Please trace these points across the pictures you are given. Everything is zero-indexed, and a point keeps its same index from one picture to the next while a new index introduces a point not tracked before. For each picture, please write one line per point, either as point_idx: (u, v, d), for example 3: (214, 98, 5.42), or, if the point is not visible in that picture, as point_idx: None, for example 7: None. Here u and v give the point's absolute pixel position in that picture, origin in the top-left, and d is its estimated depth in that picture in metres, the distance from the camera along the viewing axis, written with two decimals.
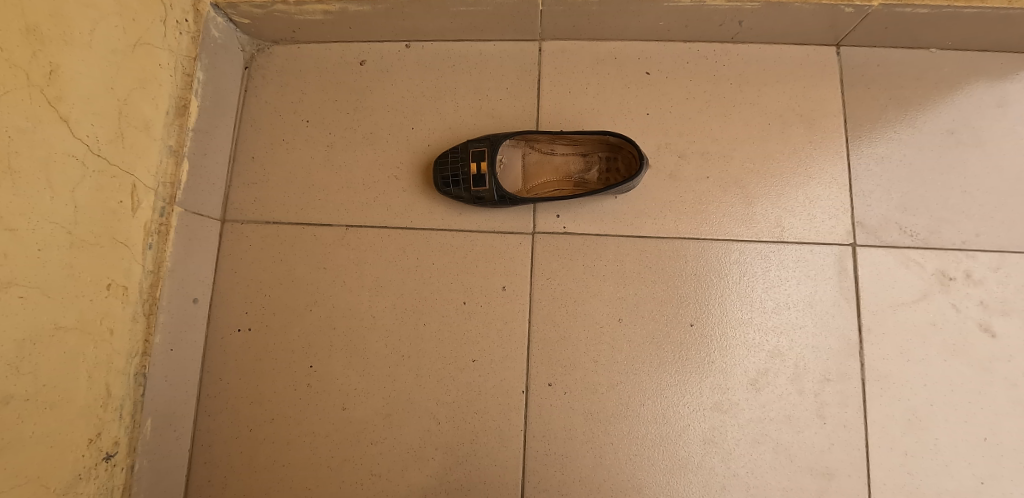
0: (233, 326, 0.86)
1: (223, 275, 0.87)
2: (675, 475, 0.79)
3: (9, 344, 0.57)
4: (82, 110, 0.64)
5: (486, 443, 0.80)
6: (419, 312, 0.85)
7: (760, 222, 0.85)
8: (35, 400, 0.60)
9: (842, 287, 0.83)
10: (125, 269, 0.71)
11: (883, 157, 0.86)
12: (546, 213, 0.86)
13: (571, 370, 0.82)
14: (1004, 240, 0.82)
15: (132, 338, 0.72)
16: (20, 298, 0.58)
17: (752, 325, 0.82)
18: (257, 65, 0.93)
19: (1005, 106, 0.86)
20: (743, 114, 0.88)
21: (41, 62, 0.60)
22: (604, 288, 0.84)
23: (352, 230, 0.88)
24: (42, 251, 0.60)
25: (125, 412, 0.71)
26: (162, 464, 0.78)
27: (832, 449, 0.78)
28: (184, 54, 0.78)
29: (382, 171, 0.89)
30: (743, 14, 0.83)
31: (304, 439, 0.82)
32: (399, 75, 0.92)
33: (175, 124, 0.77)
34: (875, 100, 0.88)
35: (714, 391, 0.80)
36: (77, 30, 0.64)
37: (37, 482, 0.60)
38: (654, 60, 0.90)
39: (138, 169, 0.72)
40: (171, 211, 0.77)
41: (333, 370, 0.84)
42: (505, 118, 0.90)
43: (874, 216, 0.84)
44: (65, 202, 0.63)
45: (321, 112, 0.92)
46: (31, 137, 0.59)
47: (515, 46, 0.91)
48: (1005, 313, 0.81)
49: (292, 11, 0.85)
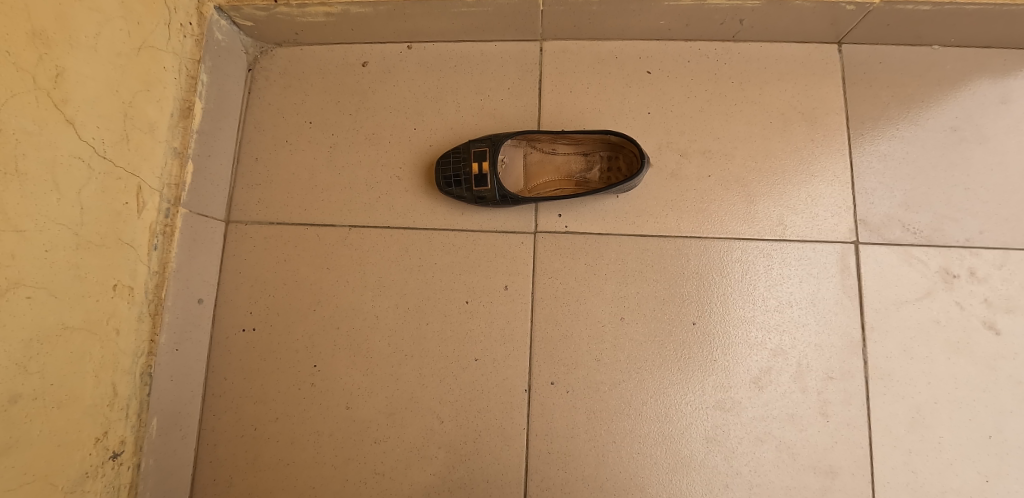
0: (237, 326, 0.86)
1: (227, 276, 0.88)
2: (678, 474, 0.79)
3: (16, 344, 0.57)
4: (88, 113, 0.65)
5: (489, 442, 0.81)
6: (421, 312, 0.85)
7: (762, 220, 0.85)
8: (43, 399, 0.60)
9: (844, 285, 0.82)
10: (131, 269, 0.71)
11: (885, 155, 0.86)
12: (548, 212, 0.86)
13: (572, 368, 0.82)
14: (1008, 238, 0.82)
15: (138, 338, 0.73)
16: (27, 298, 0.59)
17: (754, 323, 0.82)
18: (260, 67, 0.94)
19: (1009, 103, 0.86)
20: (745, 113, 0.88)
21: (47, 65, 0.60)
22: (606, 287, 0.84)
23: (355, 230, 0.88)
24: (49, 252, 0.61)
25: (131, 411, 0.72)
26: (168, 462, 0.79)
27: (836, 448, 0.78)
28: (188, 56, 0.79)
29: (384, 172, 0.90)
30: (743, 13, 0.83)
31: (307, 438, 0.83)
32: (401, 76, 0.93)
33: (179, 126, 0.78)
34: (877, 98, 0.88)
35: (717, 389, 0.80)
36: (83, 34, 0.64)
37: (44, 480, 0.61)
38: (654, 59, 0.90)
39: (144, 171, 0.73)
40: (176, 213, 0.77)
41: (336, 369, 0.84)
42: (506, 118, 0.90)
43: (877, 214, 0.84)
44: (71, 204, 0.63)
45: (323, 113, 0.92)
46: (37, 140, 0.60)
47: (516, 46, 0.92)
48: (1010, 311, 0.81)
49: (294, 13, 0.86)
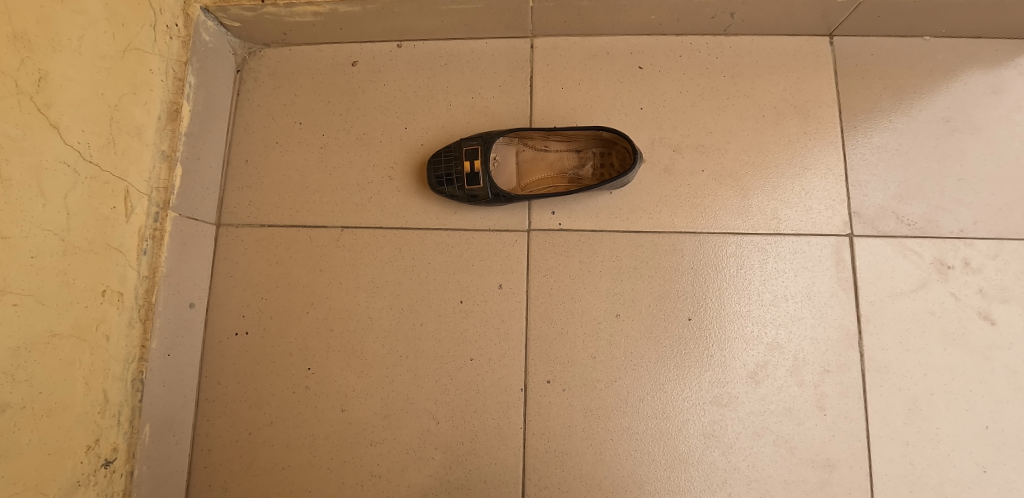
0: (231, 330, 0.86)
1: (219, 279, 0.87)
2: (676, 470, 0.78)
3: (4, 352, 0.57)
4: (72, 117, 0.64)
5: (486, 442, 0.80)
6: (416, 312, 0.85)
7: (757, 214, 0.84)
8: (32, 408, 0.60)
9: (840, 278, 0.82)
10: (120, 275, 0.71)
11: (878, 147, 0.86)
12: (542, 210, 0.86)
13: (569, 366, 0.81)
14: (1002, 227, 0.82)
15: (129, 344, 0.72)
16: (14, 306, 0.58)
17: (750, 318, 0.82)
18: (249, 68, 0.93)
19: (1001, 93, 0.86)
20: (737, 107, 0.87)
21: (29, 69, 0.60)
22: (602, 283, 0.84)
23: (348, 231, 0.88)
24: (36, 258, 0.60)
25: (123, 417, 0.71)
26: (162, 469, 0.78)
27: (834, 441, 0.78)
28: (175, 58, 0.78)
29: (377, 171, 0.89)
30: (734, 6, 0.82)
31: (303, 441, 0.82)
32: (391, 75, 0.92)
33: (167, 129, 0.77)
34: (869, 90, 0.87)
35: (714, 385, 0.80)
36: (65, 37, 0.64)
37: (36, 488, 0.60)
38: (646, 54, 0.89)
39: (131, 175, 0.72)
40: (165, 217, 0.76)
41: (331, 371, 0.84)
42: (498, 115, 0.89)
43: (870, 206, 0.84)
44: (57, 209, 0.63)
45: (314, 113, 0.92)
46: (21, 145, 0.59)
47: (507, 43, 0.91)
48: (1005, 301, 0.80)
49: (281, 13, 0.85)
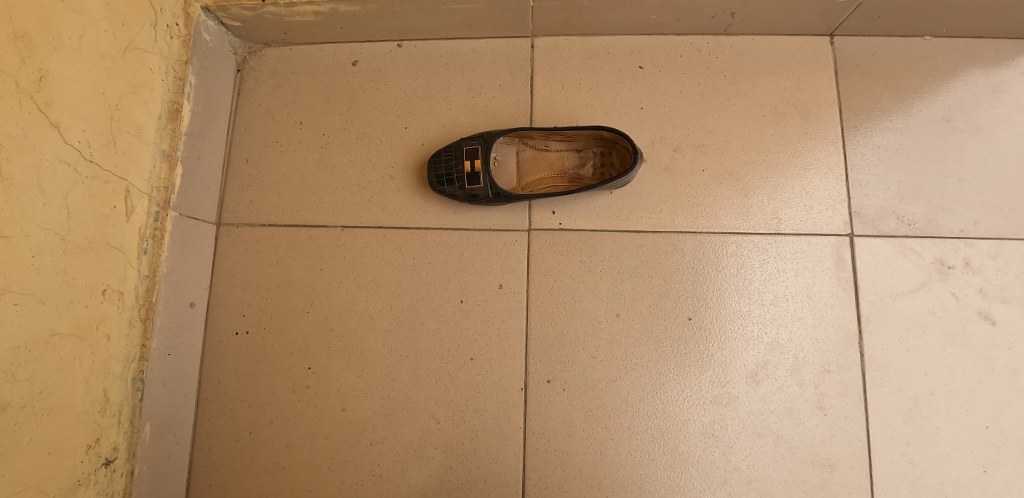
0: (231, 329, 0.86)
1: (219, 279, 0.87)
2: (676, 470, 0.78)
3: (4, 352, 0.57)
4: (73, 116, 0.64)
5: (486, 441, 0.80)
6: (416, 311, 0.85)
7: (757, 213, 0.84)
8: (33, 407, 0.60)
9: (840, 277, 0.82)
10: (120, 274, 0.71)
11: (878, 147, 0.86)
12: (542, 210, 0.86)
13: (569, 366, 0.81)
14: (1003, 227, 0.82)
15: (129, 343, 0.72)
16: (14, 305, 0.58)
17: (750, 318, 0.82)
18: (249, 68, 0.93)
19: (1002, 93, 0.86)
20: (737, 106, 0.87)
21: (30, 68, 0.60)
22: (602, 283, 0.84)
23: (348, 231, 0.88)
24: (36, 258, 0.60)
25: (123, 417, 0.71)
26: (162, 468, 0.78)
27: (834, 441, 0.78)
28: (175, 58, 0.78)
29: (377, 171, 0.89)
30: (734, 6, 0.82)
31: (304, 440, 0.82)
32: (392, 75, 0.92)
33: (167, 128, 0.77)
34: (869, 90, 0.87)
35: (714, 384, 0.80)
36: (66, 36, 0.64)
37: (36, 487, 0.60)
38: (647, 53, 0.89)
39: (132, 174, 0.72)
40: (166, 216, 0.76)
41: (332, 370, 0.84)
42: (498, 115, 0.89)
43: (871, 206, 0.84)
44: (57, 208, 0.63)
45: (314, 112, 0.92)
46: (21, 145, 0.59)
47: (508, 43, 0.91)
48: (1005, 301, 0.80)
49: (282, 12, 0.85)
